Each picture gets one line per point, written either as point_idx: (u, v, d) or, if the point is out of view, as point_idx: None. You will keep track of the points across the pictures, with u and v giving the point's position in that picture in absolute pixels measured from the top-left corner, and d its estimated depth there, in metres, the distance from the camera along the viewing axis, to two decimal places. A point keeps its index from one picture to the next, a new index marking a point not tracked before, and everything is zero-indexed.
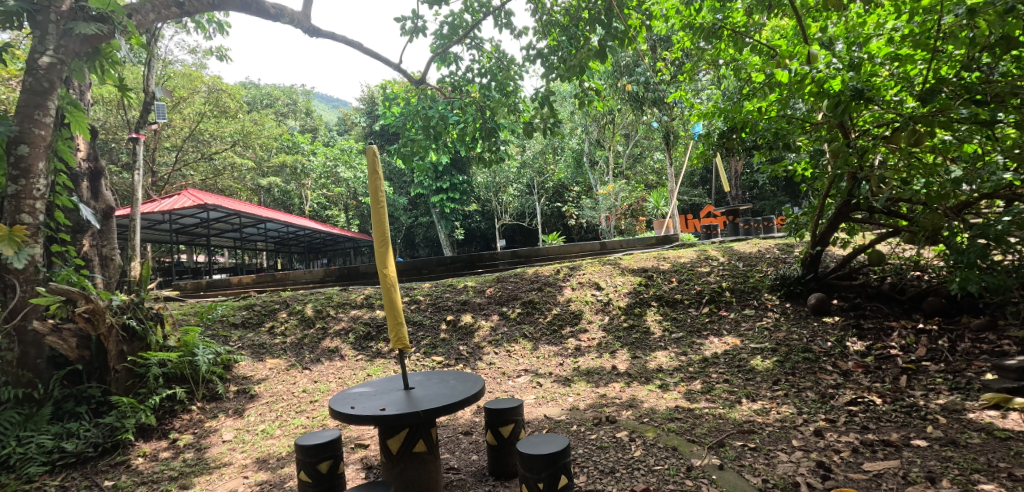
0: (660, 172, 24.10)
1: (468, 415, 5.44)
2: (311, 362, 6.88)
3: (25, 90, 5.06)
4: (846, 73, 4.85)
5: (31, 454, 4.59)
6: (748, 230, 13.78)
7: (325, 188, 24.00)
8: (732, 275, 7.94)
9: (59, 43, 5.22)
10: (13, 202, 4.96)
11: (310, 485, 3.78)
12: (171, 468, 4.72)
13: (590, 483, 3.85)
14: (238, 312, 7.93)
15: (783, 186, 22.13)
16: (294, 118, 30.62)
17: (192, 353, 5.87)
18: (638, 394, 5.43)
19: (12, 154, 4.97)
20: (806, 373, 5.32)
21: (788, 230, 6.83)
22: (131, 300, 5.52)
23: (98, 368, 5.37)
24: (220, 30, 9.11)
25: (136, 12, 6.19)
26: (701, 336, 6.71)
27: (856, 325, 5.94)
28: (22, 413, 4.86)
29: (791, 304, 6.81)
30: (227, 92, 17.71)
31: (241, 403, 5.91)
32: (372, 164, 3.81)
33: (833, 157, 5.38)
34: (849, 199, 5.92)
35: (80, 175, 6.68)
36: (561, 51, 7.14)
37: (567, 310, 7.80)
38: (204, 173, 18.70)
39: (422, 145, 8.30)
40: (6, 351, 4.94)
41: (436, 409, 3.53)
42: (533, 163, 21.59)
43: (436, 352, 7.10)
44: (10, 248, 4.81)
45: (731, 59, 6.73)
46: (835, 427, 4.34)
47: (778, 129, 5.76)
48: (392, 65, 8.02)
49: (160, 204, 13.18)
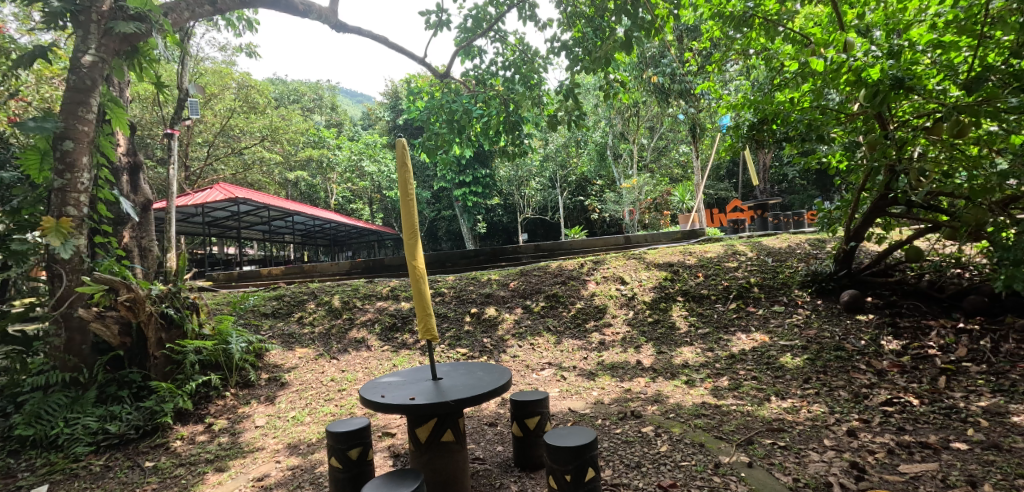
0: (686, 166, 23.74)
1: (493, 407, 5.48)
2: (339, 352, 7.02)
3: (69, 88, 5.22)
4: (885, 61, 4.74)
5: (78, 434, 4.81)
6: (777, 224, 13.59)
7: (351, 181, 24.26)
8: (761, 271, 7.80)
9: (100, 42, 5.37)
10: (59, 195, 5.12)
11: (341, 471, 3.86)
12: (207, 451, 4.88)
13: (616, 477, 3.86)
14: (269, 302, 8.13)
15: (813, 179, 21.60)
16: (321, 113, 31.09)
17: (225, 341, 6.03)
18: (664, 390, 5.41)
19: (57, 149, 5.14)
20: (839, 372, 5.21)
21: (821, 225, 6.60)
22: (169, 290, 5.68)
23: (139, 354, 5.53)
24: (250, 28, 9.30)
25: (172, 10, 6.35)
26: (729, 332, 6.63)
27: (892, 323, 5.78)
28: (69, 395, 5.06)
29: (823, 301, 6.65)
30: (256, 89, 18.01)
31: (273, 390, 6.07)
32: (402, 157, 3.87)
33: (870, 149, 5.20)
34: (887, 193, 5.74)
35: (122, 170, 6.87)
36: (586, 43, 7.07)
37: (591, 304, 7.78)
38: (234, 167, 19.22)
39: (447, 138, 8.26)
40: (55, 337, 5.16)
41: (465, 399, 3.57)
42: (556, 155, 21.65)
43: (461, 344, 7.20)
44: (58, 238, 5.00)
45: (762, 48, 6.60)
46: (869, 427, 4.25)
47: (812, 120, 5.66)
48: (418, 59, 8.13)
49: (194, 197, 13.49)
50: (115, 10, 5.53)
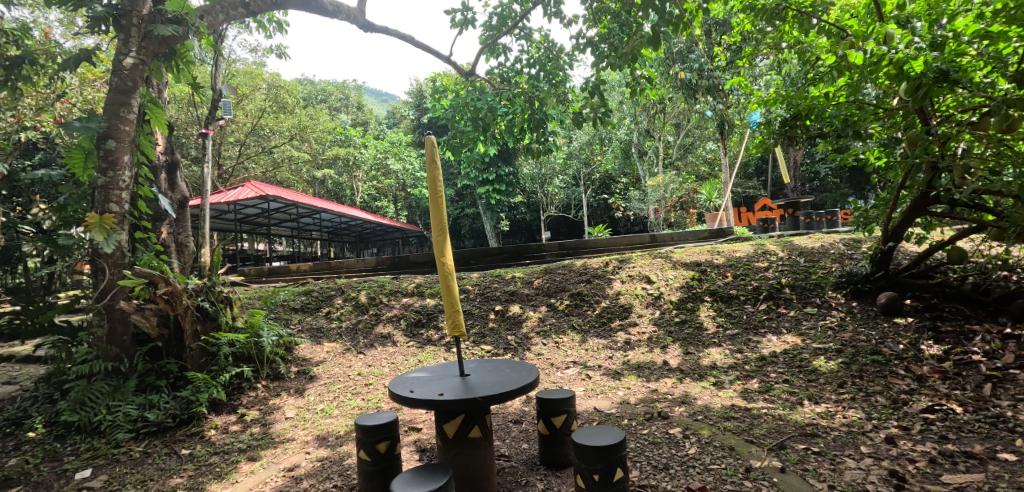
0: (713, 163, 23.38)
1: (517, 404, 5.48)
2: (366, 347, 7.11)
3: (112, 89, 5.39)
4: (928, 53, 4.60)
5: (119, 421, 4.97)
6: (809, 223, 13.28)
7: (377, 179, 24.52)
8: (792, 271, 7.63)
9: (141, 45, 5.51)
10: (103, 192, 5.30)
11: (369, 464, 3.89)
12: (240, 440, 4.99)
13: (644, 478, 3.82)
14: (298, 297, 8.28)
15: (847, 177, 21.04)
16: (347, 113, 31.54)
17: (257, 334, 6.15)
18: (691, 391, 5.34)
19: (101, 148, 5.32)
20: (876, 376, 5.07)
21: (857, 224, 6.41)
22: (204, 284, 5.81)
23: (177, 345, 5.70)
24: (280, 30, 9.45)
25: (207, 14, 6.52)
26: (759, 333, 6.51)
27: (933, 327, 5.60)
28: (111, 384, 5.22)
29: (858, 302, 6.47)
30: (285, 89, 18.34)
31: (302, 383, 6.18)
32: (432, 154, 3.88)
33: (911, 145, 5.05)
34: (928, 191, 5.56)
35: (160, 168, 7.07)
36: (612, 39, 6.97)
37: (617, 303, 7.72)
38: (264, 166, 19.61)
39: (471, 136, 8.26)
40: (97, 327, 5.30)
41: (493, 396, 3.58)
42: (580, 153, 21.43)
43: (486, 341, 7.22)
44: (101, 234, 5.14)
45: (795, 41, 6.46)
46: (909, 435, 4.13)
47: (848, 116, 5.53)
48: (443, 57, 8.16)
49: (226, 195, 13.77)
50: (154, 14, 5.67)
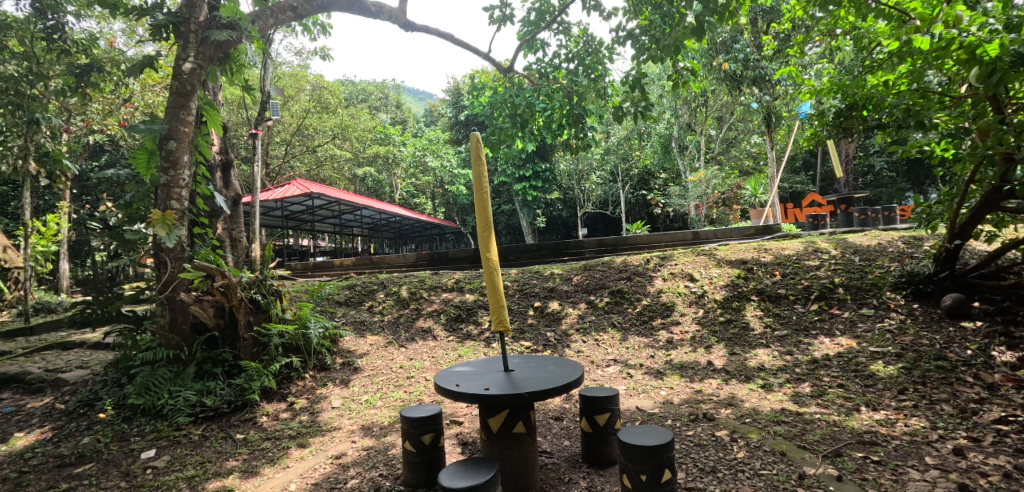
0: (757, 157, 22.70)
1: (558, 401, 5.44)
2: (407, 340, 7.19)
3: (172, 93, 5.60)
4: (1005, 36, 4.31)
5: (179, 406, 5.18)
6: (862, 220, 12.70)
7: (415, 176, 24.83)
8: (846, 270, 7.30)
9: (199, 50, 5.71)
10: (165, 190, 5.51)
11: (414, 455, 3.93)
12: (290, 427, 5.12)
13: (691, 480, 3.73)
14: (342, 291, 8.45)
15: (903, 171, 20.06)
16: (386, 111, 32.06)
17: (304, 325, 6.30)
18: (738, 392, 5.18)
19: (163, 149, 5.54)
20: (941, 383, 4.81)
21: (918, 221, 6.10)
22: (257, 277, 5.96)
23: (231, 335, 5.91)
24: (324, 31, 9.64)
25: (259, 18, 6.70)
26: (810, 335, 6.27)
27: (1004, 333, 5.27)
28: (173, 370, 5.44)
29: (920, 305, 6.15)
30: (328, 89, 18.76)
31: (347, 374, 6.30)
32: (477, 150, 3.88)
33: (983, 136, 4.75)
34: (1001, 185, 5.22)
35: (216, 166, 7.33)
36: (653, 30, 6.82)
37: (658, 301, 7.57)
38: (308, 164, 20.12)
39: (509, 132, 8.22)
40: (160, 316, 5.51)
41: (538, 392, 3.56)
42: (618, 148, 20.74)
43: (525, 337, 7.20)
44: (163, 229, 5.34)
45: (851, 27, 6.19)
46: (979, 447, 3.90)
47: (911, 105, 5.24)
48: (482, 54, 8.18)
49: (273, 192, 14.20)
50: (210, 20, 5.86)
